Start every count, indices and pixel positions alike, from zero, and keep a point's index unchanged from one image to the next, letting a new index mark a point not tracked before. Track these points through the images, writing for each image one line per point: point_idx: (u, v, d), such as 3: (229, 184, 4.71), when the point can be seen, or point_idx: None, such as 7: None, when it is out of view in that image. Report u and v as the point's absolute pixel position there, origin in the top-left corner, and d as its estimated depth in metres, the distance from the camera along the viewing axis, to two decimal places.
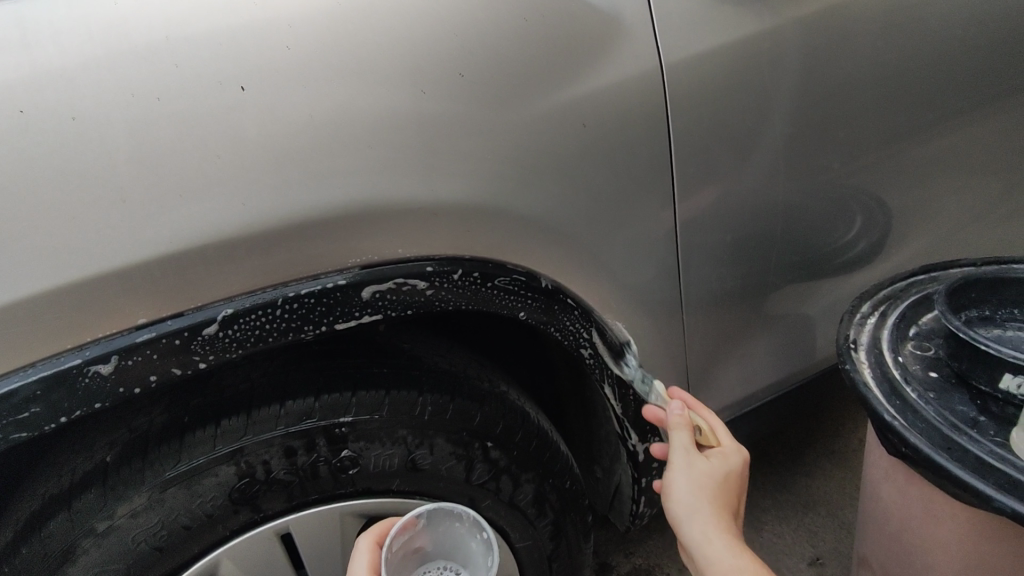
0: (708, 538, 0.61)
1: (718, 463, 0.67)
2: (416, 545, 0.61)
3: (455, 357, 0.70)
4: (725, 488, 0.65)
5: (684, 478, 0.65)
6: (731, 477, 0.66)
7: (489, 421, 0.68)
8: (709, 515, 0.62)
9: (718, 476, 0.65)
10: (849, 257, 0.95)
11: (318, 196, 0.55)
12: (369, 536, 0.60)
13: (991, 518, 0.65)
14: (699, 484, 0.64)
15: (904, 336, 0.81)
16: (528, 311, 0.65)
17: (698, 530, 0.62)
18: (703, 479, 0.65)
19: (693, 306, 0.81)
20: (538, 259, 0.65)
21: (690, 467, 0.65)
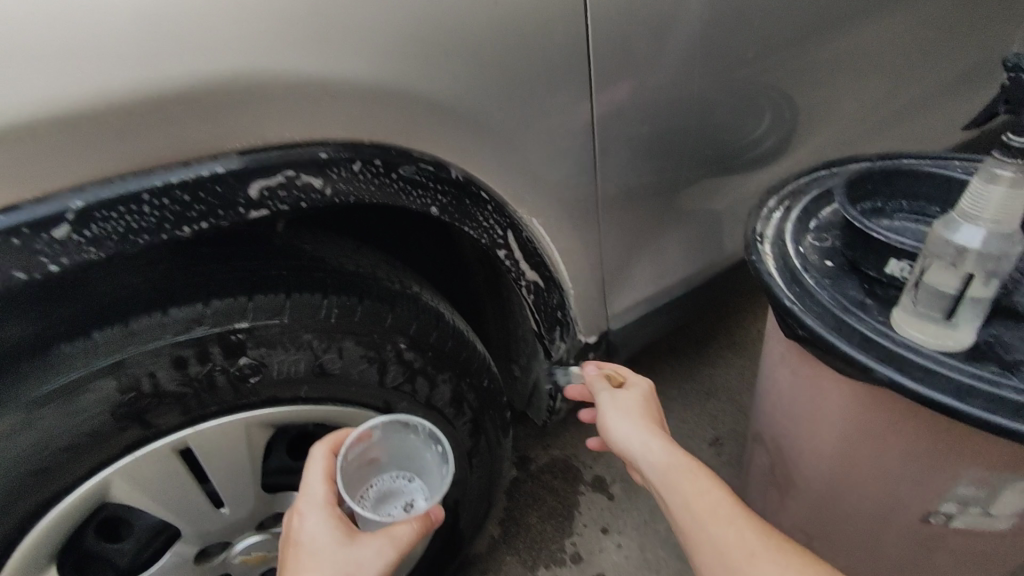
0: (645, 444, 0.65)
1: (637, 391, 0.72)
2: (370, 457, 0.68)
3: (361, 257, 0.66)
4: (649, 408, 0.71)
5: (613, 411, 0.70)
6: (651, 403, 0.72)
7: (402, 322, 0.66)
8: (643, 426, 0.67)
9: (640, 402, 0.71)
10: (756, 154, 0.98)
11: (176, 64, 0.44)
12: (325, 446, 0.63)
13: (891, 412, 0.68)
14: (627, 410, 0.69)
15: (805, 228, 0.82)
16: (441, 206, 0.60)
17: (635, 440, 0.66)
18: (629, 407, 0.70)
19: (612, 201, 0.78)
20: (448, 148, 0.59)
21: (615, 401, 0.71)
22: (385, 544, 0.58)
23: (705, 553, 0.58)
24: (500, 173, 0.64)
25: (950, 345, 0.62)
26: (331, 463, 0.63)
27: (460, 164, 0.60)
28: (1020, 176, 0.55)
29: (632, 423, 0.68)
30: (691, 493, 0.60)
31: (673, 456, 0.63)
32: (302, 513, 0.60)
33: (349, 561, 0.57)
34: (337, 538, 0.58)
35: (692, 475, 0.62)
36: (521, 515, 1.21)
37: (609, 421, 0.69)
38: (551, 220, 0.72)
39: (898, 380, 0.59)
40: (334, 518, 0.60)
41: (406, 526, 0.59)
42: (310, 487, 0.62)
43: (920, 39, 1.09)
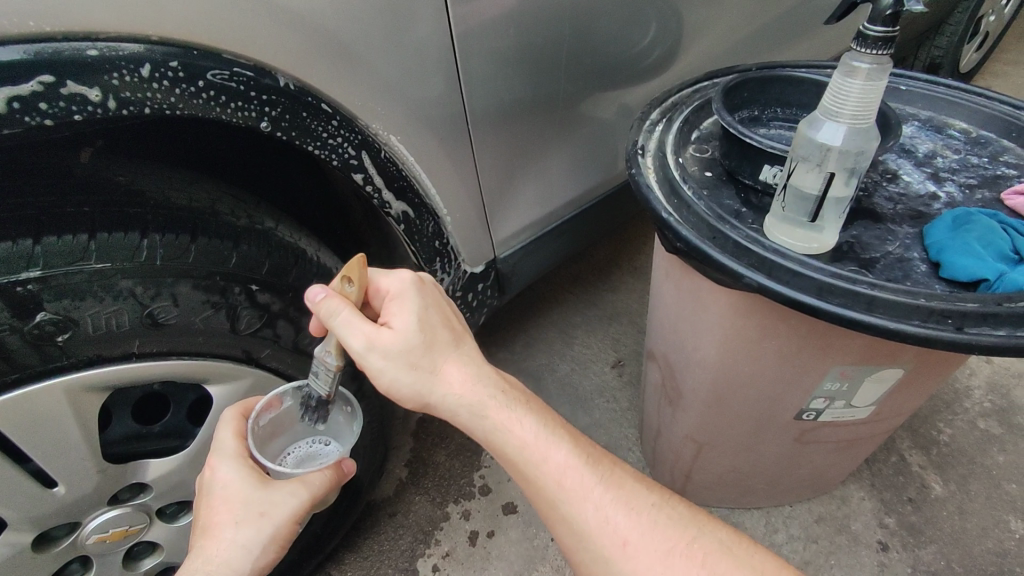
0: (457, 413, 0.57)
1: (406, 328, 0.55)
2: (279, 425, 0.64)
3: (196, 187, 0.57)
4: (430, 342, 0.56)
5: (392, 376, 0.55)
6: (434, 317, 0.57)
7: (250, 260, 0.59)
8: (441, 389, 0.56)
9: (418, 342, 0.55)
10: (641, 67, 0.95)
11: None
12: (234, 408, 0.58)
13: (769, 315, 0.68)
14: (413, 360, 0.55)
15: (686, 140, 0.81)
16: (270, 119, 0.51)
17: (446, 410, 0.57)
18: (407, 357, 0.55)
19: (485, 116, 0.72)
20: (274, 52, 0.50)
21: (386, 355, 0.54)
22: (299, 488, 0.55)
23: (542, 502, 0.57)
24: (346, 83, 0.56)
25: (814, 247, 0.62)
26: (241, 424, 0.58)
27: (289, 70, 0.51)
28: (876, 67, 0.54)
29: (422, 378, 0.56)
30: (532, 456, 0.55)
31: (486, 421, 0.56)
32: (211, 468, 0.55)
33: (262, 502, 0.53)
34: (251, 483, 0.54)
35: (522, 433, 0.56)
36: (428, 454, 1.19)
37: (393, 385, 0.56)
38: (415, 139, 0.65)
39: (765, 283, 0.60)
40: (248, 470, 0.55)
41: (321, 472, 0.57)
42: (218, 442, 0.56)
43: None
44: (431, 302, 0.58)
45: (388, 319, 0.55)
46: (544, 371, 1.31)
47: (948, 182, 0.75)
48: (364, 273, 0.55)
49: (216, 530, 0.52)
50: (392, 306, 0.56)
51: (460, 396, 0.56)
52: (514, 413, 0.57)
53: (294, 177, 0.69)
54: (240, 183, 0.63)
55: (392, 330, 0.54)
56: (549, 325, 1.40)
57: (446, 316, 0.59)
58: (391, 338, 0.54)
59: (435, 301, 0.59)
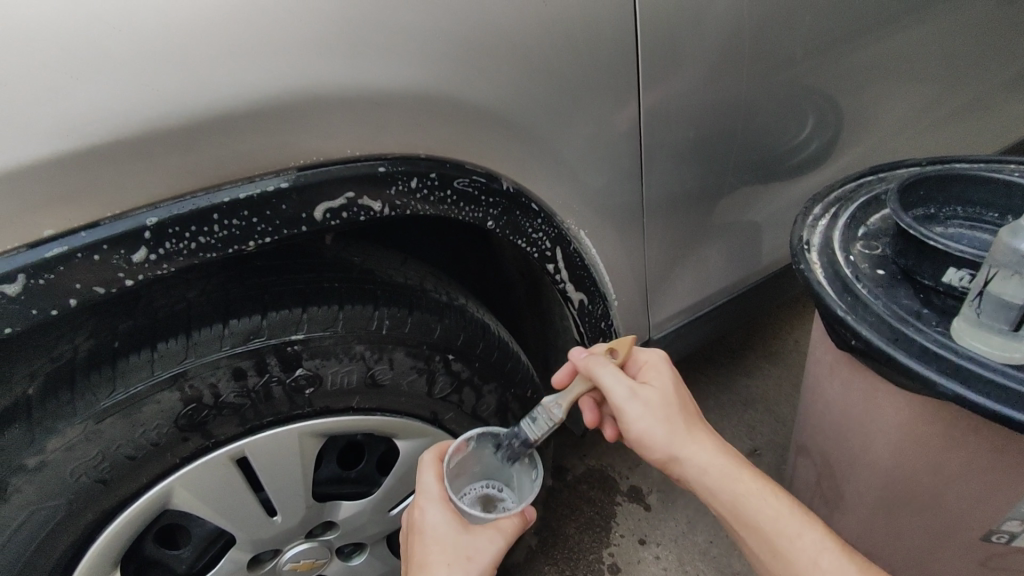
0: (708, 470, 0.62)
1: (662, 388, 0.65)
2: (462, 467, 0.70)
3: (410, 268, 0.66)
4: (680, 401, 0.66)
5: (648, 421, 0.63)
6: (676, 387, 0.66)
7: (451, 333, 0.66)
8: (698, 445, 0.62)
9: (672, 401, 0.65)
10: (800, 160, 0.97)
11: (240, 79, 0.45)
12: (432, 451, 0.64)
13: (958, 428, 0.65)
14: (665, 412, 0.64)
15: (853, 237, 0.80)
16: (498, 214, 0.60)
17: (700, 467, 0.62)
18: (655, 408, 0.63)
19: (657, 209, 0.78)
20: (504, 160, 0.60)
21: (637, 401, 0.63)
22: (495, 535, 0.60)
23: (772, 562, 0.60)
24: (551, 185, 0.64)
25: (1017, 357, 0.59)
26: (439, 467, 0.63)
27: (511, 175, 0.61)
28: None
29: (675, 432, 0.63)
30: (788, 528, 0.59)
31: (740, 485, 0.61)
32: (421, 509, 0.61)
33: (467, 547, 0.59)
34: (455, 528, 0.60)
35: (757, 506, 0.60)
36: (558, 525, 1.20)
37: (646, 433, 0.63)
38: (598, 229, 0.72)
39: (964, 393, 0.58)
40: (452, 515, 0.61)
41: (511, 518, 0.61)
42: (423, 485, 0.62)
43: (967, 39, 1.06)
44: (675, 377, 0.68)
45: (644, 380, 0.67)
46: None
47: None
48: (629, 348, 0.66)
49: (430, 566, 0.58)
50: (646, 372, 0.67)
51: (707, 455, 0.62)
52: (761, 485, 0.61)
53: (480, 259, 0.78)
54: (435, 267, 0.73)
55: (650, 386, 0.65)
56: None
57: (686, 391, 0.67)
58: (651, 391, 0.64)
59: (677, 375, 0.68)
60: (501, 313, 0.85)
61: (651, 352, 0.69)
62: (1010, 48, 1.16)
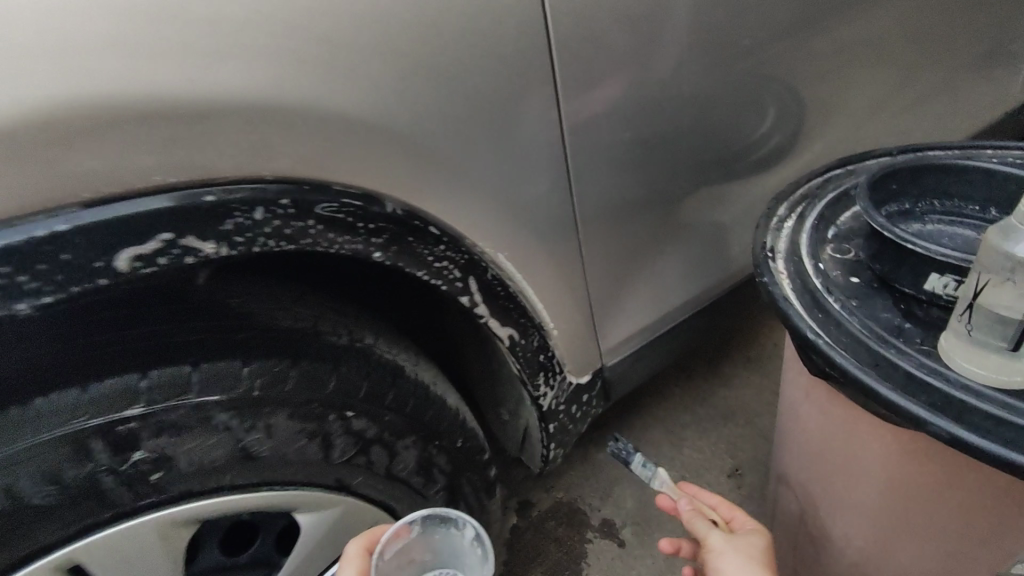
0: None
1: (752, 544, 0.65)
2: (408, 556, 0.61)
3: (303, 303, 0.54)
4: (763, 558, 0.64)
5: (722, 560, 0.64)
6: (766, 550, 0.65)
7: (349, 384, 0.56)
8: None
9: (762, 554, 0.64)
10: (761, 155, 0.87)
11: None
12: (360, 542, 0.58)
13: (956, 464, 0.55)
14: (746, 554, 0.64)
15: (823, 239, 0.70)
16: (387, 243, 0.50)
17: None
18: (747, 550, 0.64)
19: (596, 221, 0.67)
20: (389, 178, 0.49)
21: (728, 545, 0.65)
22: None
23: None
24: (454, 205, 0.54)
25: (1016, 382, 0.50)
26: (365, 560, 0.57)
27: (397, 195, 0.50)
28: None
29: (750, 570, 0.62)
30: None
31: None
32: None
33: None
34: None
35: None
36: (522, 569, 1.08)
37: (722, 557, 0.64)
38: (522, 250, 0.61)
39: (963, 435, 0.47)
40: None
41: None
42: None
43: (933, 11, 0.97)
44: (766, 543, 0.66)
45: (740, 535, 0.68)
46: None
47: None
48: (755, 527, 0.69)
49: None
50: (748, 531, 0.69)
51: None
52: None
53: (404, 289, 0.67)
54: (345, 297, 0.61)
55: (743, 538, 0.66)
56: (654, 423, 1.27)
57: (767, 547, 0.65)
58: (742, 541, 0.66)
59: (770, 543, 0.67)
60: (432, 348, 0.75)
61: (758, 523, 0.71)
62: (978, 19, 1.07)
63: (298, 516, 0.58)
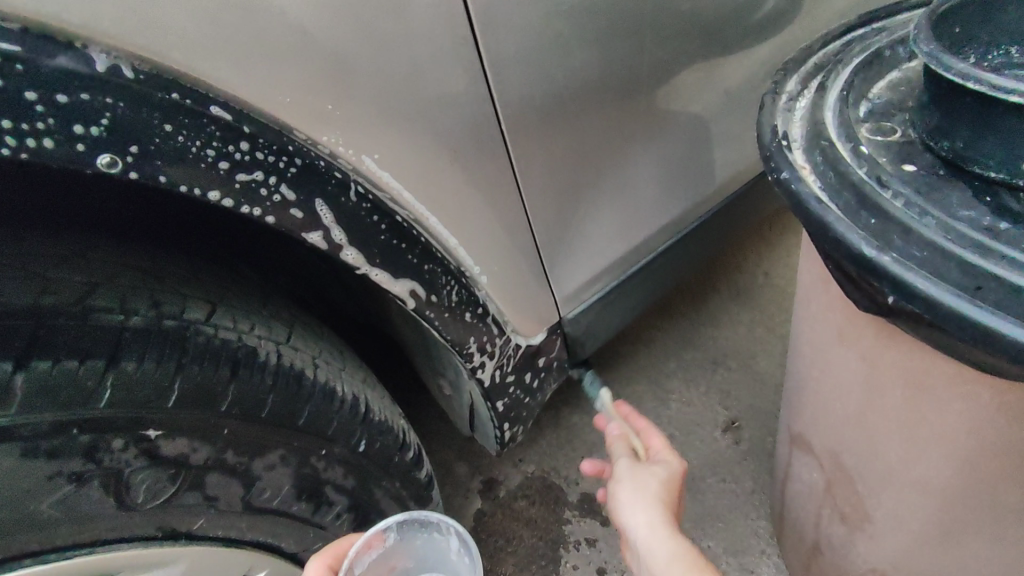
0: (651, 539, 0.49)
1: (661, 473, 0.54)
2: (388, 565, 0.47)
3: (48, 263, 0.34)
4: (671, 492, 0.54)
5: (625, 494, 0.53)
6: (672, 484, 0.54)
7: (145, 385, 0.36)
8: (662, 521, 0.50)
9: (667, 484, 0.53)
10: (755, 22, 0.65)
11: None
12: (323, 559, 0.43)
13: None
14: (647, 487, 0.53)
15: (855, 117, 0.49)
16: (107, 129, 0.30)
17: (642, 535, 0.50)
18: (648, 484, 0.53)
19: (533, 110, 0.46)
20: (89, 11, 0.28)
21: (630, 477, 0.54)
22: None
23: None
24: (241, 63, 0.32)
25: None
26: None
27: (105, 37, 0.29)
28: None
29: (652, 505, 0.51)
30: None
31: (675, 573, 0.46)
32: None
33: None
34: None
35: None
36: None
37: (623, 501, 0.53)
38: (414, 151, 0.40)
39: None
40: None
41: None
42: None
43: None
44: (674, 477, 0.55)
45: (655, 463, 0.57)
46: None
47: None
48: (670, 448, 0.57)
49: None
50: (662, 455, 0.57)
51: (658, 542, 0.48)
52: None
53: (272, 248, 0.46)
54: (154, 253, 0.40)
55: (653, 467, 0.55)
56: (634, 376, 1.08)
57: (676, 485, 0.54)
58: (652, 474, 0.54)
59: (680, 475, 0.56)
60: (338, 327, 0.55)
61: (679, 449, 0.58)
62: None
63: None
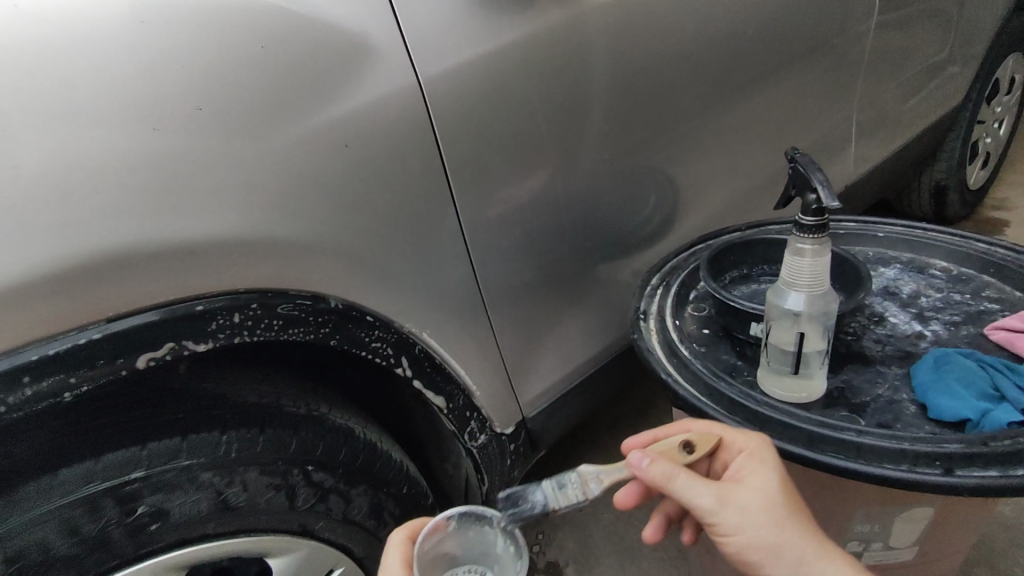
0: (783, 538, 0.53)
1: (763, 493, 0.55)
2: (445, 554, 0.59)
3: (269, 385, 0.69)
4: (783, 482, 0.56)
5: (733, 511, 0.54)
6: (781, 481, 0.56)
7: (308, 444, 0.70)
8: (788, 516, 0.54)
9: (777, 500, 0.54)
10: (645, 233, 1.07)
11: (26, 251, 0.49)
12: (403, 534, 0.59)
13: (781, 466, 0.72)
14: (762, 499, 0.54)
15: (684, 301, 0.90)
16: (329, 329, 0.66)
17: (769, 539, 0.53)
18: (758, 504, 0.54)
19: (504, 300, 0.85)
20: (326, 280, 0.65)
21: (721, 500, 0.54)
22: None
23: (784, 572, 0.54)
24: (375, 293, 0.69)
25: (803, 396, 0.68)
26: (409, 549, 0.59)
27: (335, 292, 0.66)
28: (816, 248, 0.62)
29: (780, 529, 0.53)
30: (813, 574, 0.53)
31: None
32: None
33: None
34: None
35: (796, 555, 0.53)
36: None
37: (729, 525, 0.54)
38: (443, 326, 0.78)
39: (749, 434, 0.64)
40: None
41: None
42: None
43: (779, 109, 1.21)
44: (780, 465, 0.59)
45: (745, 478, 0.56)
46: (589, 520, 1.29)
47: (934, 320, 0.79)
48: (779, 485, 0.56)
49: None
50: (743, 461, 0.58)
51: (784, 537, 0.53)
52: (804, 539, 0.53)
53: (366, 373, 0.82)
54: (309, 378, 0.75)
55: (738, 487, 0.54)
56: None
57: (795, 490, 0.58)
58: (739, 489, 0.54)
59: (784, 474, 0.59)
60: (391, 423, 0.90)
61: (735, 428, 0.62)
62: (820, 113, 1.32)
63: (271, 561, 0.70)
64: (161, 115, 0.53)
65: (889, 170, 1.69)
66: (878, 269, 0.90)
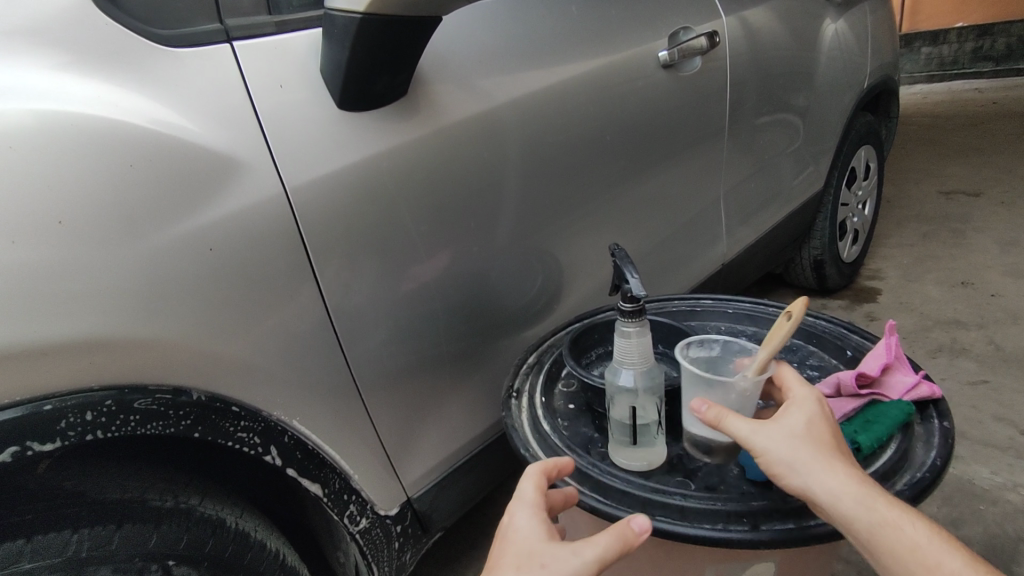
0: (822, 470, 0.60)
1: (793, 428, 0.63)
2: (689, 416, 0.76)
3: (132, 479, 0.69)
4: (822, 427, 0.63)
5: (765, 441, 0.63)
6: (818, 424, 0.64)
7: (170, 538, 0.70)
8: (817, 453, 0.61)
9: (803, 435, 0.63)
10: (531, 313, 1.15)
11: None
12: (540, 468, 0.65)
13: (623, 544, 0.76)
14: (794, 437, 0.63)
15: (555, 377, 0.97)
16: (191, 421, 0.68)
17: (809, 473, 0.60)
18: (788, 440, 0.62)
19: (381, 383, 0.89)
20: (185, 375, 0.68)
21: (756, 434, 0.64)
22: (583, 549, 0.54)
23: (844, 515, 0.58)
24: (241, 383, 0.73)
25: (644, 464, 0.75)
26: (540, 482, 0.64)
27: (195, 385, 0.69)
28: (638, 329, 0.73)
29: (807, 464, 0.60)
30: (850, 515, 0.58)
31: (865, 519, 0.57)
32: (513, 513, 0.61)
33: (539, 557, 0.54)
34: (540, 536, 0.57)
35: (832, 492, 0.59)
36: None
37: (775, 461, 0.62)
38: (316, 412, 0.81)
39: (590, 503, 0.70)
40: (541, 522, 0.59)
41: (611, 537, 0.56)
42: (520, 492, 0.62)
43: (651, 199, 1.35)
44: (828, 417, 0.65)
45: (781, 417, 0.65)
46: None
47: None
48: (812, 427, 0.63)
49: (498, 561, 0.55)
50: (791, 404, 0.66)
51: (819, 472, 0.60)
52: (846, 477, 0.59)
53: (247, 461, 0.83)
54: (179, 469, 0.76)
55: (771, 424, 0.64)
56: None
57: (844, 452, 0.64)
58: (771, 426, 0.64)
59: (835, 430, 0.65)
60: (276, 510, 0.90)
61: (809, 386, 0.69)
62: (689, 201, 1.48)
63: None
64: (22, 230, 0.58)
65: (765, 248, 1.87)
66: (727, 341, 1.00)
